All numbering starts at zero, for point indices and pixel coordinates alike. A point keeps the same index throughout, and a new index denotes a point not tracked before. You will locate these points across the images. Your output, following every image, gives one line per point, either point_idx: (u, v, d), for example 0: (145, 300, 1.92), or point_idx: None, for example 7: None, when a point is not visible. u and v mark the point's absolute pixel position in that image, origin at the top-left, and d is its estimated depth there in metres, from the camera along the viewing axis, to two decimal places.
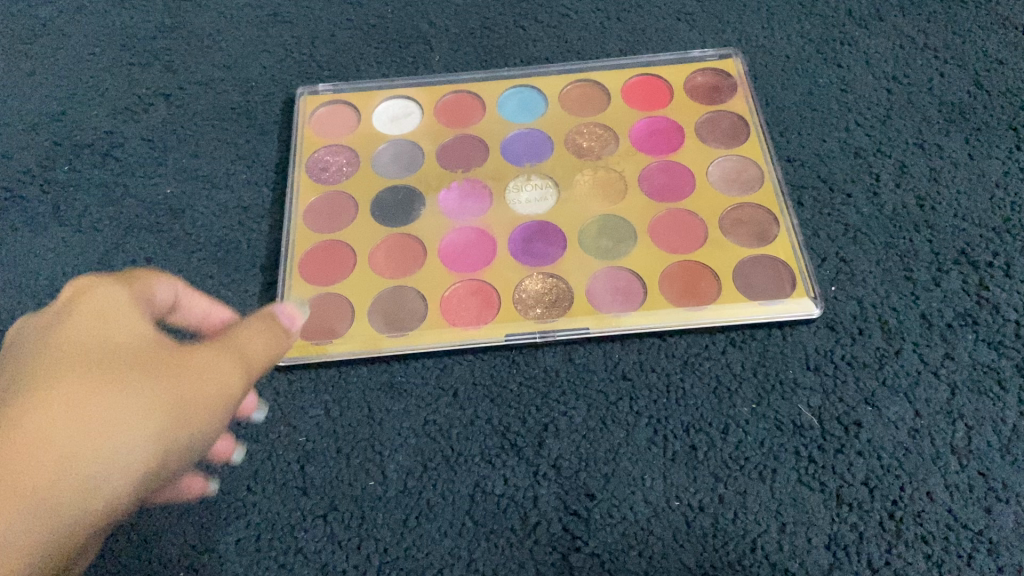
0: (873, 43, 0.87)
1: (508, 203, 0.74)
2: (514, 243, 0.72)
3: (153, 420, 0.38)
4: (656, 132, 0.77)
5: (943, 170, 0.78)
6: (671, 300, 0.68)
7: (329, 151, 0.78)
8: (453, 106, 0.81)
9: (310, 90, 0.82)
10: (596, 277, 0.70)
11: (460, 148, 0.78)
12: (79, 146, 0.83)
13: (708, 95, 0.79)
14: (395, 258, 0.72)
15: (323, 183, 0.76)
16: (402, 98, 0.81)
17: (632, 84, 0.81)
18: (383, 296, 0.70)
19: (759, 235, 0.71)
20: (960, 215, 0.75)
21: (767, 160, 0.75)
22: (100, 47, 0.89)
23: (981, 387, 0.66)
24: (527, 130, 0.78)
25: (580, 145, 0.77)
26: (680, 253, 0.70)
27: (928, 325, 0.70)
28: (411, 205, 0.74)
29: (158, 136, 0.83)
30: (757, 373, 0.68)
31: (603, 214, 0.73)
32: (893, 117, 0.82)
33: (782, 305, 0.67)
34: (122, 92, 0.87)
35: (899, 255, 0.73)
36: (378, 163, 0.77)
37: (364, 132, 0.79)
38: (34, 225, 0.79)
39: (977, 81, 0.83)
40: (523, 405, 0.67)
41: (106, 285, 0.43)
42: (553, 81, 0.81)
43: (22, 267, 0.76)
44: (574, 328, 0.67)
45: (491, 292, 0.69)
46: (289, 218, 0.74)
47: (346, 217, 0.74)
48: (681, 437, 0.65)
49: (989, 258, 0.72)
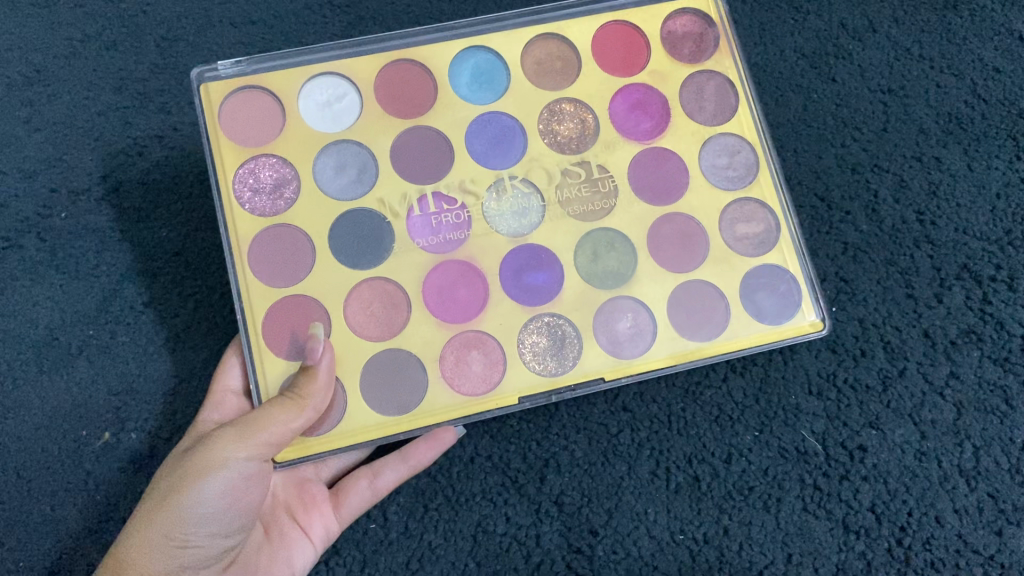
0: (868, 55, 0.84)
1: (492, 226, 0.68)
2: (506, 279, 0.67)
3: (168, 487, 0.59)
4: (639, 107, 0.71)
5: (942, 183, 0.79)
6: (684, 336, 0.67)
7: (259, 166, 0.67)
8: (398, 82, 0.69)
9: (209, 72, 0.66)
10: (600, 314, 0.67)
11: (420, 147, 0.68)
12: (76, 193, 0.83)
13: (690, 48, 0.72)
14: (374, 310, 0.66)
15: (261, 216, 0.66)
16: (330, 74, 0.68)
17: (603, 34, 0.71)
18: (374, 362, 0.65)
19: (761, 238, 0.70)
20: (961, 228, 0.77)
21: (761, 141, 0.71)
22: (93, 90, 0.88)
23: (989, 406, 0.71)
24: (492, 113, 0.69)
25: (557, 133, 0.70)
26: (686, 271, 0.68)
27: (931, 343, 0.73)
28: (379, 238, 0.67)
29: (155, 179, 0.84)
30: (760, 400, 0.71)
31: (600, 226, 0.69)
32: (890, 130, 0.81)
33: (796, 327, 0.68)
34: (117, 135, 0.86)
35: (901, 272, 0.75)
36: (323, 178, 0.67)
37: (296, 136, 0.67)
38: (32, 274, 0.81)
39: (975, 91, 0.82)
40: (523, 440, 0.70)
41: (206, 420, 0.69)
42: (512, 38, 0.70)
43: (22, 317, 0.80)
44: (589, 384, 0.66)
45: (492, 344, 0.66)
46: (233, 275, 0.65)
47: (302, 266, 0.66)
48: (684, 468, 0.69)
49: (992, 272, 0.75)
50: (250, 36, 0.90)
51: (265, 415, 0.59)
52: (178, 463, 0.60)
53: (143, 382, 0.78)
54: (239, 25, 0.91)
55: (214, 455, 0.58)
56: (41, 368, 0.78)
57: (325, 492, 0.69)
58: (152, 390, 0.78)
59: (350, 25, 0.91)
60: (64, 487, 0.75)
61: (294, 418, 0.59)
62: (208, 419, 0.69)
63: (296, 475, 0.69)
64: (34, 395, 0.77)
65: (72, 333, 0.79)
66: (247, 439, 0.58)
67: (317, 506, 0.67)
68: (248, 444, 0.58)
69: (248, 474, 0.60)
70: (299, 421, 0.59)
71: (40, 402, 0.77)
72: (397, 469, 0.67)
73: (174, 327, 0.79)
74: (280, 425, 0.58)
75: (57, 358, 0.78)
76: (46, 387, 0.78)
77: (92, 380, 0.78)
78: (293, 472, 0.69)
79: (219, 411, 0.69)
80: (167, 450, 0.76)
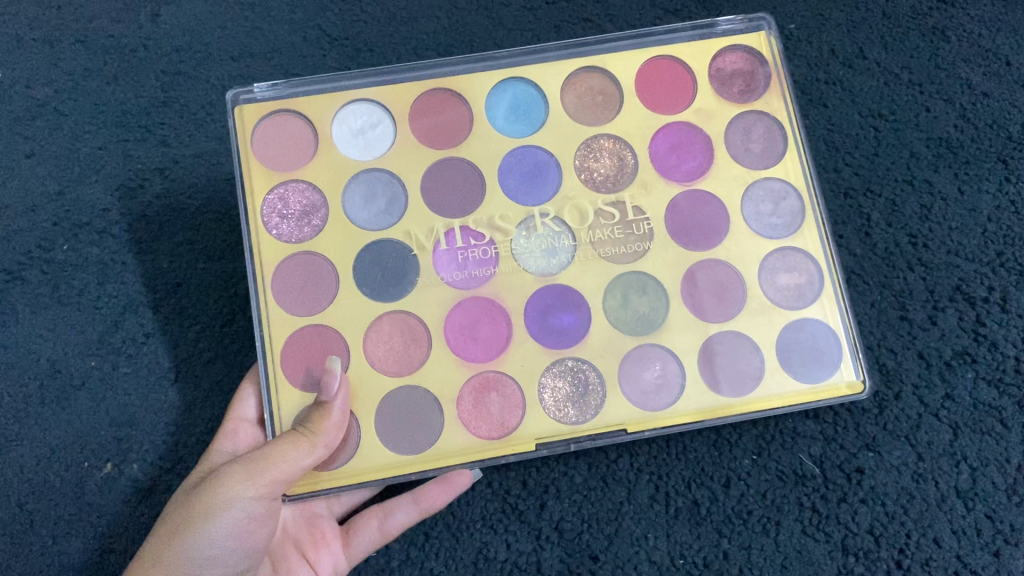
0: (859, 81, 0.85)
1: (519, 265, 0.68)
2: (532, 323, 0.68)
3: (179, 520, 0.60)
4: (679, 146, 0.71)
5: (934, 207, 0.80)
6: (714, 390, 0.66)
7: (289, 190, 0.69)
8: (431, 113, 0.71)
9: (245, 95, 0.69)
10: (626, 361, 0.67)
11: (450, 179, 0.70)
12: (78, 226, 0.85)
13: (739, 86, 0.71)
14: (394, 347, 0.67)
15: (288, 242, 0.68)
16: (365, 102, 0.70)
17: (646, 68, 0.71)
18: (393, 399, 0.66)
19: (802, 290, 0.68)
20: (953, 251, 0.78)
21: (810, 188, 0.70)
22: (94, 124, 0.89)
23: (984, 426, 0.71)
24: (526, 148, 0.70)
25: (593, 170, 0.70)
26: (717, 317, 0.68)
27: (926, 365, 0.73)
28: (403, 270, 0.68)
29: (155, 212, 0.85)
30: (757, 424, 0.72)
31: (633, 269, 0.68)
32: (882, 155, 0.82)
33: (834, 389, 0.66)
34: (119, 168, 0.87)
35: (895, 294, 0.76)
36: (350, 205, 0.69)
37: (327, 162, 0.69)
38: (33, 305, 0.82)
39: (965, 115, 0.83)
40: (523, 467, 0.71)
41: (218, 452, 0.69)
42: (551, 72, 0.71)
43: (24, 350, 0.81)
44: (611, 435, 0.66)
45: (512, 389, 0.67)
46: (257, 300, 0.67)
47: (324, 295, 0.67)
48: (683, 493, 0.70)
49: (985, 293, 0.76)
50: (247, 69, 0.92)
51: (276, 452, 0.59)
52: (190, 495, 0.61)
53: (144, 413, 0.78)
54: (237, 58, 0.92)
55: (225, 493, 0.59)
56: (43, 400, 0.79)
57: (335, 529, 0.70)
58: (153, 420, 0.78)
59: (348, 57, 0.92)
60: (66, 518, 0.76)
61: (304, 455, 0.60)
62: (222, 449, 0.69)
63: (307, 509, 0.71)
64: (36, 427, 0.78)
65: (73, 364, 0.80)
66: (257, 477, 0.59)
67: (327, 544, 0.69)
68: (258, 483, 0.59)
69: (257, 511, 0.60)
70: (310, 459, 0.60)
71: (42, 434, 0.78)
72: (410, 509, 0.68)
73: (175, 358, 0.79)
74: (291, 463, 0.59)
75: (59, 390, 0.79)
76: (47, 419, 0.79)
77: (93, 412, 0.78)
78: (305, 505, 0.70)
79: (233, 442, 0.70)
80: (169, 480, 0.76)
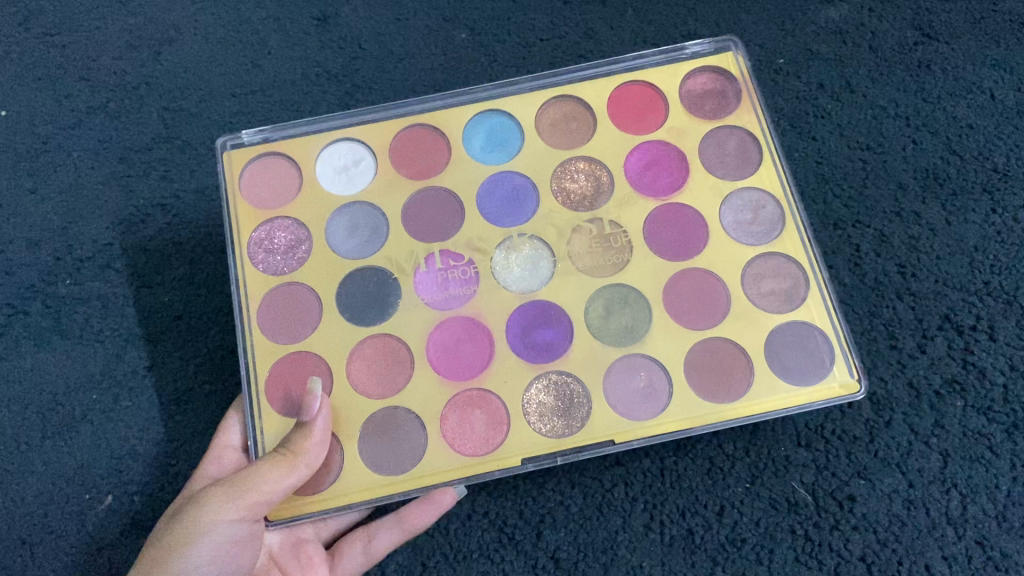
0: (847, 115, 0.88)
1: (500, 281, 0.70)
2: (513, 337, 0.68)
3: (161, 547, 0.60)
4: (654, 163, 0.72)
5: (922, 237, 0.81)
6: (704, 397, 0.66)
7: (274, 228, 0.72)
8: (411, 148, 0.73)
9: (233, 142, 0.73)
10: (610, 373, 0.67)
11: (429, 207, 0.72)
12: (80, 260, 0.86)
13: (711, 105, 0.73)
14: (375, 369, 0.68)
15: (273, 276, 0.70)
16: (347, 141, 0.73)
17: (619, 93, 0.74)
18: (375, 419, 0.67)
19: (788, 294, 0.69)
20: (941, 280, 0.79)
21: (785, 195, 0.71)
22: (98, 161, 0.91)
23: (974, 454, 0.72)
24: (504, 174, 0.73)
25: (569, 190, 0.72)
26: (703, 327, 0.68)
27: (916, 394, 0.75)
28: (384, 296, 0.70)
29: (157, 246, 0.86)
30: (750, 452, 0.73)
31: (613, 281, 0.69)
32: (870, 186, 0.84)
33: (827, 389, 0.66)
34: (120, 203, 0.89)
35: (884, 323, 0.78)
36: (333, 238, 0.71)
37: (311, 199, 0.72)
38: (36, 340, 0.84)
39: (950, 147, 0.85)
40: (520, 496, 0.73)
41: (200, 480, 0.70)
42: (525, 101, 0.74)
43: (27, 383, 0.82)
44: (598, 445, 0.65)
45: (496, 404, 0.67)
46: (242, 332, 0.69)
47: (307, 324, 0.69)
48: (678, 521, 0.71)
49: (972, 322, 0.77)
50: (249, 106, 0.94)
51: (258, 474, 0.61)
52: (170, 523, 0.61)
53: (145, 446, 0.79)
54: (239, 96, 0.94)
55: (209, 516, 0.60)
56: (45, 433, 0.80)
57: (321, 555, 0.71)
58: (154, 453, 0.79)
59: (348, 94, 0.94)
60: (65, 551, 0.76)
61: (285, 475, 0.61)
62: (206, 474, 0.70)
63: (294, 534, 0.71)
64: (38, 460, 0.79)
65: (75, 398, 0.81)
66: (239, 499, 0.60)
67: (314, 568, 0.70)
68: (242, 503, 0.60)
69: (241, 534, 0.61)
70: (291, 479, 0.61)
71: (44, 466, 0.79)
72: (395, 531, 0.69)
73: (176, 391, 0.80)
74: (273, 482, 0.60)
75: (61, 423, 0.80)
76: (49, 452, 0.79)
77: (94, 445, 0.79)
78: (292, 531, 0.71)
79: (218, 466, 0.71)
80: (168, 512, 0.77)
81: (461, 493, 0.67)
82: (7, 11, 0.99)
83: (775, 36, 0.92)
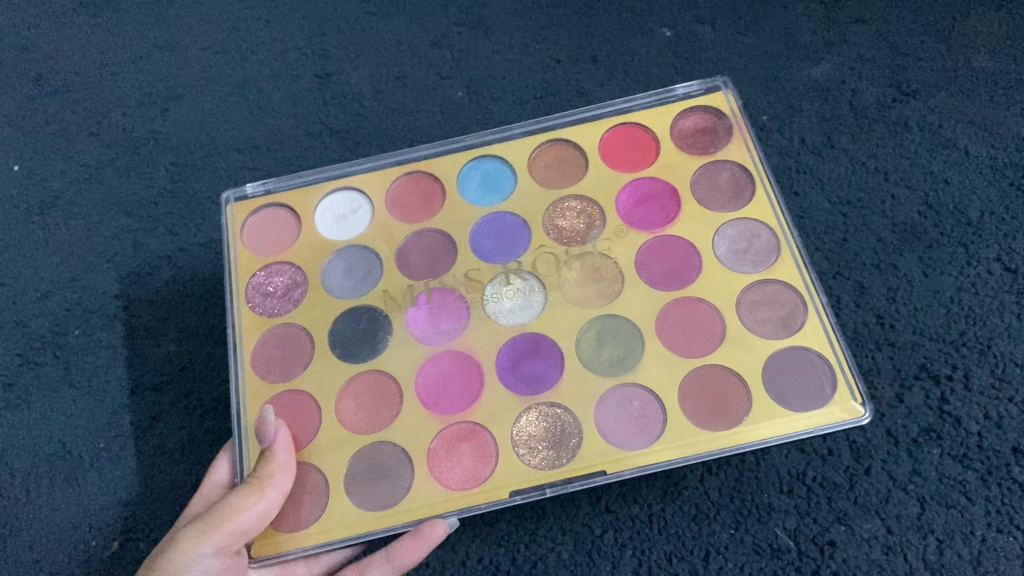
0: (827, 170, 0.92)
1: (489, 314, 0.72)
2: (502, 370, 0.70)
3: None
4: (645, 198, 0.75)
5: (900, 289, 0.84)
6: (697, 425, 0.66)
7: (272, 273, 0.77)
8: (407, 195, 0.78)
9: (237, 195, 0.79)
10: (603, 403, 0.68)
11: (423, 248, 0.76)
12: (89, 311, 0.90)
13: (701, 142, 0.76)
14: (363, 406, 0.71)
15: (269, 317, 0.75)
16: (345, 191, 0.79)
17: (611, 136, 0.78)
18: (364, 454, 0.69)
19: (785, 320, 0.70)
20: (919, 331, 0.82)
21: (778, 223, 0.73)
22: (108, 215, 0.96)
23: (949, 500, 0.75)
24: (496, 215, 0.76)
25: (561, 227, 0.75)
26: (698, 355, 0.69)
27: (895, 442, 0.77)
28: (374, 333, 0.73)
29: (163, 297, 0.90)
30: (734, 499, 0.76)
31: (606, 312, 0.71)
32: (850, 239, 0.88)
33: (829, 414, 0.65)
34: (129, 256, 0.93)
35: (863, 373, 0.81)
36: (327, 281, 0.76)
37: (308, 245, 0.77)
38: (45, 389, 0.87)
39: (927, 201, 0.89)
40: (513, 542, 0.77)
41: (194, 505, 0.75)
42: (518, 146, 0.78)
43: (36, 431, 0.85)
44: (587, 477, 0.66)
45: (486, 437, 0.68)
46: (236, 371, 0.73)
47: (299, 362, 0.73)
48: (665, 566, 0.74)
49: (949, 372, 0.80)
50: (253, 161, 0.98)
51: (230, 503, 0.64)
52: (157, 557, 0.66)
53: (148, 494, 0.81)
54: (244, 152, 0.99)
55: (185, 550, 0.64)
56: (53, 481, 0.82)
57: None
58: (156, 499, 0.80)
59: (349, 150, 0.98)
60: None
61: (254, 502, 0.64)
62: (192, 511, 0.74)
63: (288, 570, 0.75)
64: (45, 507, 0.81)
65: (82, 446, 0.83)
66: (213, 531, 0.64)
67: None
68: (212, 537, 0.64)
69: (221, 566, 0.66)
70: (260, 505, 0.64)
71: (51, 513, 0.81)
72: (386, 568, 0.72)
73: (181, 440, 0.82)
74: (242, 510, 0.64)
75: (69, 470, 0.83)
76: (56, 499, 0.82)
77: (100, 492, 0.81)
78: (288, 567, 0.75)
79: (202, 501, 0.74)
80: None
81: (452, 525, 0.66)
82: (33, 80, 1.07)
83: (758, 94, 0.97)
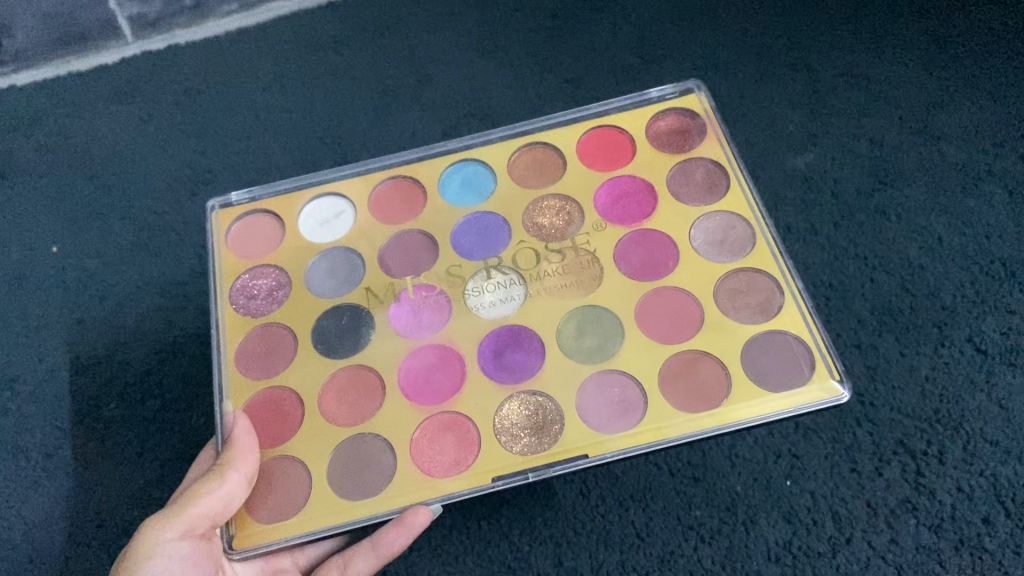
0: (810, 255, 0.99)
1: (471, 307, 0.78)
2: (482, 364, 0.75)
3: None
4: (623, 197, 0.82)
5: (879, 367, 0.91)
6: (678, 408, 0.71)
7: (254, 274, 0.82)
8: (389, 199, 0.85)
9: (222, 204, 0.85)
10: (583, 391, 0.73)
11: (407, 246, 0.82)
12: (123, 386, 0.96)
13: (676, 142, 0.84)
14: (346, 399, 0.76)
15: (250, 316, 0.80)
16: (328, 197, 0.86)
17: (590, 136, 0.85)
18: (346, 446, 0.73)
19: (763, 306, 0.75)
20: (896, 408, 0.88)
21: (751, 215, 0.79)
22: (140, 294, 1.03)
23: (925, 568, 0.80)
24: (478, 214, 0.83)
25: (540, 223, 0.81)
26: (676, 342, 0.74)
27: (874, 512, 0.83)
28: (356, 328, 0.78)
29: (193, 372, 0.96)
30: (726, 566, 0.82)
31: (584, 304, 0.77)
32: (832, 322, 0.94)
33: (808, 392, 0.70)
34: (160, 333, 0.99)
35: (845, 448, 0.87)
36: (309, 281, 0.82)
37: (289, 248, 0.83)
38: (82, 460, 0.93)
39: (904, 285, 0.96)
40: None
41: None
42: (498, 149, 0.85)
43: (73, 501, 0.90)
44: (568, 461, 0.69)
45: (468, 425, 0.73)
46: (220, 363, 0.78)
47: (280, 359, 0.78)
48: None
49: (924, 447, 0.86)
50: None
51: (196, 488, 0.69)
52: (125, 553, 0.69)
53: None
54: None
55: (151, 537, 0.68)
56: (88, 548, 0.88)
57: None
58: None
59: None
60: None
61: (218, 483, 0.68)
62: None
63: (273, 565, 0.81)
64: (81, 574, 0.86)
65: (116, 515, 0.89)
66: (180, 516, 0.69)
67: None
68: (175, 521, 0.68)
69: (186, 554, 0.69)
70: (226, 486, 0.69)
71: None
72: (370, 556, 0.77)
73: None
74: (208, 491, 0.68)
75: (103, 538, 0.88)
76: (91, 566, 0.87)
77: None
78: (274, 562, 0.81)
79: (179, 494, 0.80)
80: None
81: (435, 511, 0.69)
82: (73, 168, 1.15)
83: None
